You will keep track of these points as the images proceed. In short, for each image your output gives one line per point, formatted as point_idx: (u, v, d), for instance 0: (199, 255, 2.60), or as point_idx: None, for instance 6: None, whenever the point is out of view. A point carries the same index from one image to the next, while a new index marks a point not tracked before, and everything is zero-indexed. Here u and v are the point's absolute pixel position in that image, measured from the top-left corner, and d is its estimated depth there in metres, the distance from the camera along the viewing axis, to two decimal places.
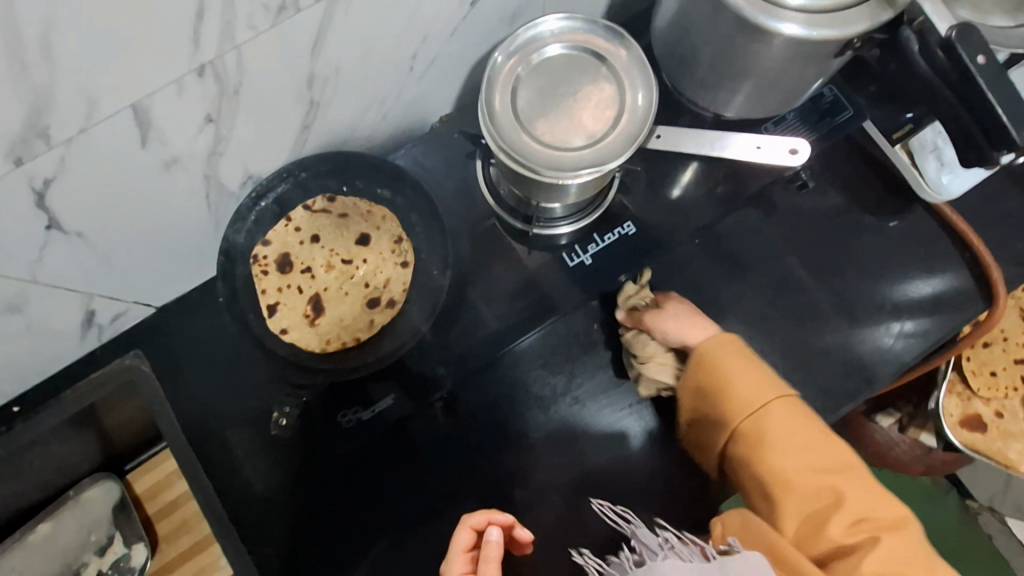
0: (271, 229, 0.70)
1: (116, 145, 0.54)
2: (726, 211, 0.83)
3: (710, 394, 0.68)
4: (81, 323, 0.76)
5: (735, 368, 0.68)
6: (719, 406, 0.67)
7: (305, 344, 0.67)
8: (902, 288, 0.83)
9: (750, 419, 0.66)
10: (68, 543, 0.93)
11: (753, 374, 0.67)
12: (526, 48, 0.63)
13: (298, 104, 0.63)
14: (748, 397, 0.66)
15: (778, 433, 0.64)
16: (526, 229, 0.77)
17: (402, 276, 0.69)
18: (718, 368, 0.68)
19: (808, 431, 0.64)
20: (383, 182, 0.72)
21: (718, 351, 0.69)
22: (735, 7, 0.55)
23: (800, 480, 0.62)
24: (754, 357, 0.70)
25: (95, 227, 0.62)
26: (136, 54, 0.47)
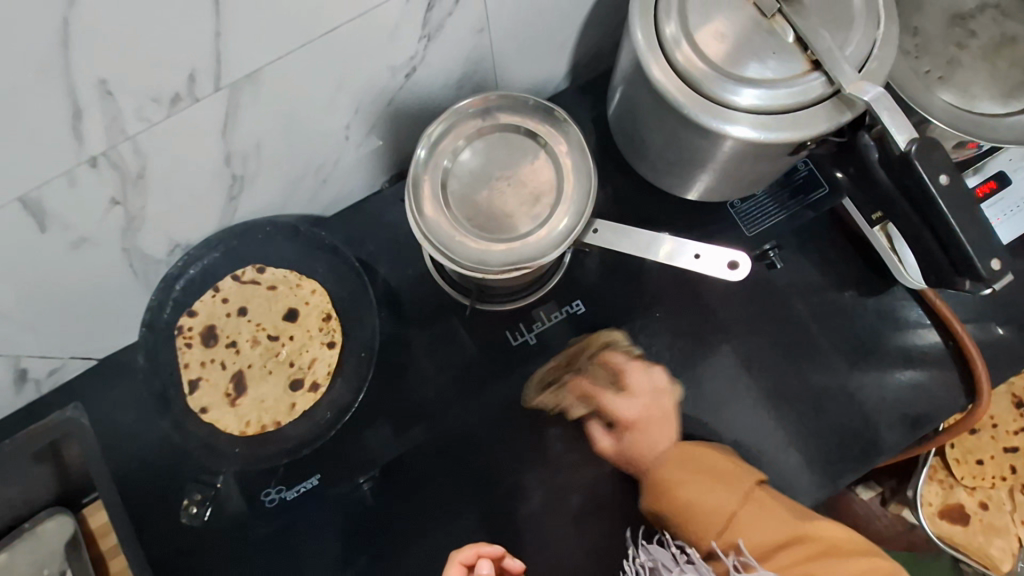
0: (198, 299, 0.68)
1: (11, 231, 0.51)
2: (690, 286, 0.78)
3: (677, 518, 0.64)
4: (12, 380, 0.72)
5: (694, 485, 0.64)
6: (688, 530, 0.63)
7: (224, 425, 0.65)
8: (877, 376, 0.77)
9: (721, 531, 0.61)
10: None
11: (709, 483, 0.64)
12: (457, 128, 0.59)
13: (219, 179, 0.60)
14: (713, 508, 0.63)
15: (755, 534, 0.60)
16: (470, 305, 0.73)
17: (328, 356, 0.66)
18: (679, 487, 0.65)
19: (777, 516, 0.60)
20: (321, 253, 0.69)
21: (674, 465, 0.67)
22: (676, 105, 0.51)
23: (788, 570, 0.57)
24: (711, 450, 0.68)
25: (7, 301, 0.59)
26: (13, 153, 0.44)
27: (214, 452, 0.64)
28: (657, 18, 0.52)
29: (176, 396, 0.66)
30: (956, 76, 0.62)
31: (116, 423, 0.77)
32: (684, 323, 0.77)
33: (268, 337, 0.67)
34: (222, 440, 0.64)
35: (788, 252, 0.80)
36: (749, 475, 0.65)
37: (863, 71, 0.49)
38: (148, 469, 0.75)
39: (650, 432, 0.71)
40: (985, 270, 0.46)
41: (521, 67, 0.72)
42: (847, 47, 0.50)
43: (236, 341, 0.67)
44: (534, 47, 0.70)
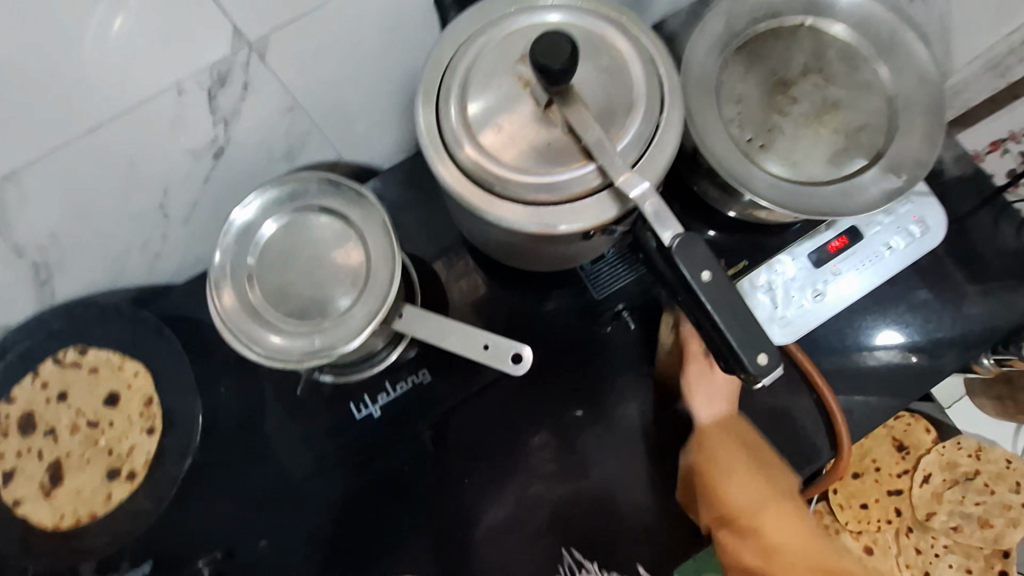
0: (18, 385, 0.65)
1: None
2: (547, 335, 0.72)
3: (692, 457, 0.65)
4: None
5: (729, 449, 0.64)
6: (701, 459, 0.64)
7: (37, 519, 0.62)
8: None
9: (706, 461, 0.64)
10: None
11: (745, 458, 0.64)
12: (265, 211, 0.58)
13: (16, 267, 0.58)
14: (727, 456, 0.64)
15: (737, 480, 0.62)
16: (306, 378, 0.68)
17: (146, 444, 0.63)
18: (718, 447, 0.64)
19: (766, 470, 0.64)
20: (140, 332, 0.66)
21: (721, 432, 0.65)
22: (454, 194, 0.49)
23: (803, 536, 0.61)
24: (755, 438, 0.66)
25: None
26: None
27: (28, 546, 0.62)
28: (438, 104, 0.51)
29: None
30: (777, 144, 0.62)
31: None
32: None
33: (87, 423, 0.64)
34: (35, 535, 0.62)
35: None
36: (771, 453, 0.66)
37: (638, 162, 0.49)
38: None
39: (707, 393, 0.67)
40: (752, 365, 0.44)
41: (362, 137, 0.71)
42: (623, 136, 0.49)
43: (55, 429, 0.64)
44: (369, 117, 0.69)
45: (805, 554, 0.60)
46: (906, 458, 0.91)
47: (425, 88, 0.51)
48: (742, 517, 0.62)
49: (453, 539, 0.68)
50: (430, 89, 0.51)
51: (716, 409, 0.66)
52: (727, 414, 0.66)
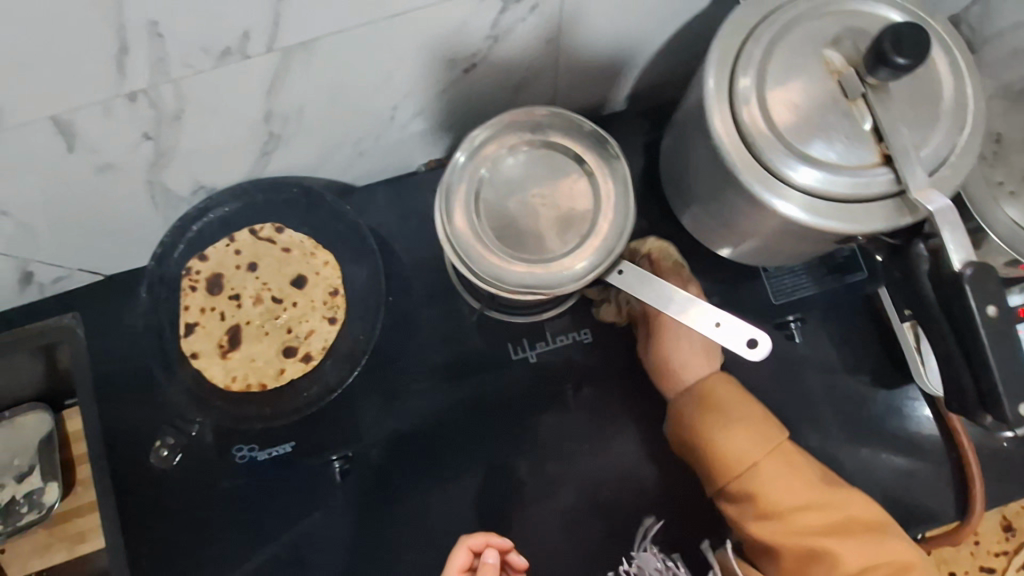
0: (212, 246, 0.67)
1: (38, 149, 0.50)
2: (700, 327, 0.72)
3: (699, 455, 0.64)
4: (18, 280, 0.74)
5: (721, 416, 0.64)
6: (707, 465, 0.63)
7: (209, 375, 0.64)
8: (881, 459, 0.72)
9: (739, 479, 0.61)
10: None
11: (742, 428, 0.62)
12: (504, 135, 0.57)
13: (255, 135, 0.59)
14: (738, 452, 0.62)
15: (775, 488, 0.60)
16: (480, 310, 0.71)
17: (326, 331, 0.64)
18: (710, 404, 0.64)
19: (800, 478, 0.60)
20: (335, 224, 0.68)
21: (713, 394, 0.65)
22: (730, 164, 0.48)
23: (795, 487, 0.60)
24: (738, 393, 0.65)
25: (22, 208, 0.59)
26: (50, 71, 0.43)
27: (195, 398, 0.64)
28: (732, 70, 0.49)
29: (172, 338, 0.66)
30: None
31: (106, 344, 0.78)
32: None
33: (272, 298, 0.66)
34: (206, 391, 0.64)
35: (813, 325, 0.75)
36: (778, 428, 0.63)
37: (932, 178, 0.47)
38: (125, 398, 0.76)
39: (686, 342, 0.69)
40: (1012, 413, 0.44)
41: (583, 85, 0.70)
42: (924, 148, 0.47)
43: (239, 295, 0.66)
44: (599, 67, 0.68)
45: (810, 506, 0.59)
46: (1010, 539, 0.89)
47: (722, 50, 0.50)
48: (783, 540, 0.58)
49: (511, 484, 0.70)
50: (727, 53, 0.50)
51: (696, 365, 0.68)
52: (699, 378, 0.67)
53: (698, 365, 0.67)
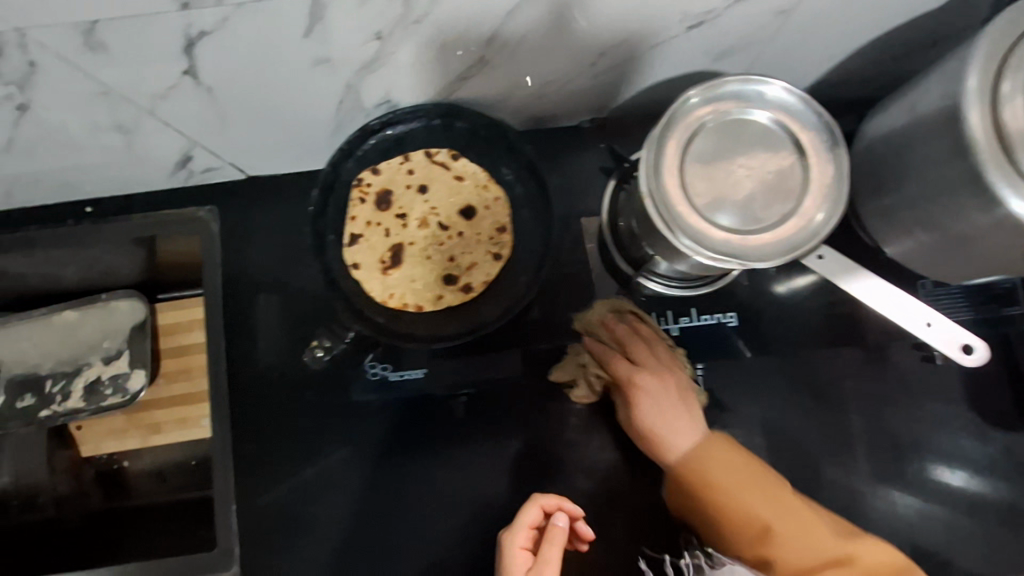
0: (385, 161, 0.67)
1: (280, 28, 0.50)
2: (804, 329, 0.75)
3: (711, 517, 0.63)
4: (175, 162, 0.75)
5: (732, 479, 0.63)
6: (722, 526, 0.62)
7: (367, 287, 0.64)
8: (988, 495, 0.72)
9: (758, 548, 0.61)
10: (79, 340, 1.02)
11: (740, 476, 0.63)
12: (727, 100, 0.57)
13: (466, 56, 0.59)
14: (752, 514, 0.61)
15: (797, 556, 0.59)
16: (634, 275, 0.71)
17: (489, 267, 0.64)
18: (710, 467, 0.64)
19: (792, 519, 0.61)
20: (508, 161, 0.67)
21: (706, 453, 0.64)
22: (979, 161, 0.48)
23: (808, 536, 0.60)
24: (735, 453, 0.65)
25: (225, 89, 0.59)
26: None
27: (346, 306, 0.64)
28: (998, 69, 0.48)
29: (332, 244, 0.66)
30: None
31: (243, 242, 0.80)
32: (808, 377, 0.75)
33: (439, 224, 0.66)
34: (359, 303, 0.65)
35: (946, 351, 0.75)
36: (772, 476, 0.64)
37: None
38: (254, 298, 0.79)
39: (660, 392, 0.67)
40: None
41: (777, 68, 0.69)
42: None
43: (406, 216, 0.66)
44: (802, 53, 0.67)
45: (834, 561, 0.58)
46: None
47: (990, 47, 0.49)
48: None
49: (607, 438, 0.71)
50: (992, 53, 0.49)
51: (683, 436, 0.65)
52: (709, 439, 0.65)
53: (665, 420, 0.66)
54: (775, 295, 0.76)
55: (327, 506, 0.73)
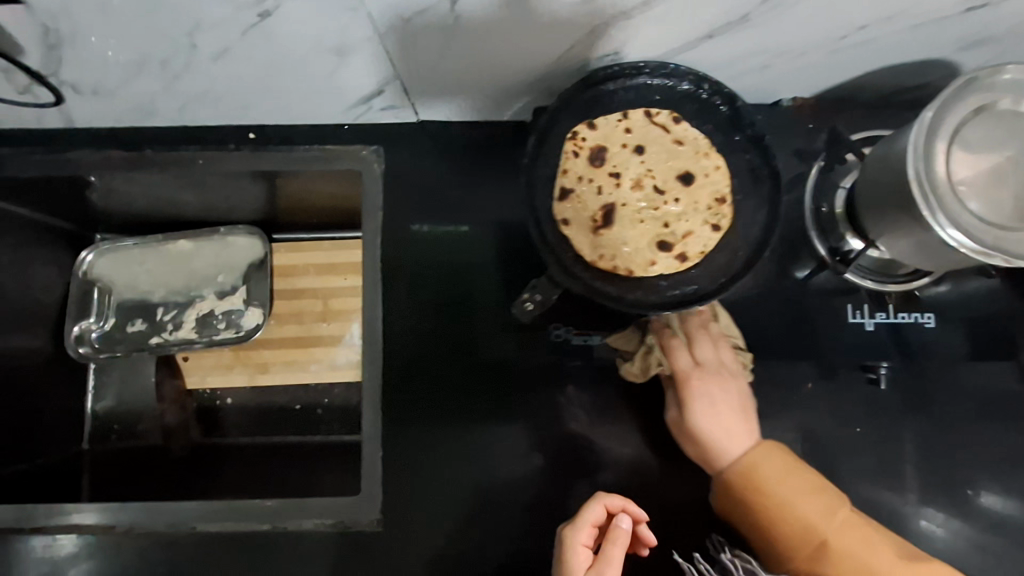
0: (601, 116, 0.64)
1: None
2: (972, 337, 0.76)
3: (761, 522, 0.64)
4: (362, 96, 0.72)
5: (784, 485, 0.64)
6: (773, 533, 0.63)
7: (577, 245, 0.62)
8: None
9: (812, 555, 0.62)
10: (195, 271, 1.06)
11: (807, 493, 0.63)
12: (1005, 90, 0.55)
13: (731, 14, 0.56)
14: (806, 521, 0.62)
15: (860, 564, 0.60)
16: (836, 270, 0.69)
17: (708, 237, 0.62)
18: (765, 475, 0.65)
19: (875, 547, 0.61)
20: (733, 131, 0.64)
21: (763, 462, 0.65)
22: None
23: (855, 537, 0.61)
24: (791, 461, 0.66)
25: (471, 21, 0.57)
26: None
27: (553, 260, 0.62)
28: None
29: (543, 197, 0.63)
30: None
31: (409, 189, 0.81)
32: (967, 380, 0.76)
33: (654, 188, 0.63)
34: (569, 260, 0.62)
35: None
36: (835, 491, 0.65)
37: None
38: (416, 247, 0.81)
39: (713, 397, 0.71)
40: None
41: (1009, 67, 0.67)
42: None
43: (620, 175, 0.64)
44: None
45: None
46: None
47: None
48: None
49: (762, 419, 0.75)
50: None
51: (738, 425, 0.69)
52: (760, 445, 0.67)
53: (725, 440, 0.68)
54: (943, 297, 0.77)
55: (461, 450, 0.78)
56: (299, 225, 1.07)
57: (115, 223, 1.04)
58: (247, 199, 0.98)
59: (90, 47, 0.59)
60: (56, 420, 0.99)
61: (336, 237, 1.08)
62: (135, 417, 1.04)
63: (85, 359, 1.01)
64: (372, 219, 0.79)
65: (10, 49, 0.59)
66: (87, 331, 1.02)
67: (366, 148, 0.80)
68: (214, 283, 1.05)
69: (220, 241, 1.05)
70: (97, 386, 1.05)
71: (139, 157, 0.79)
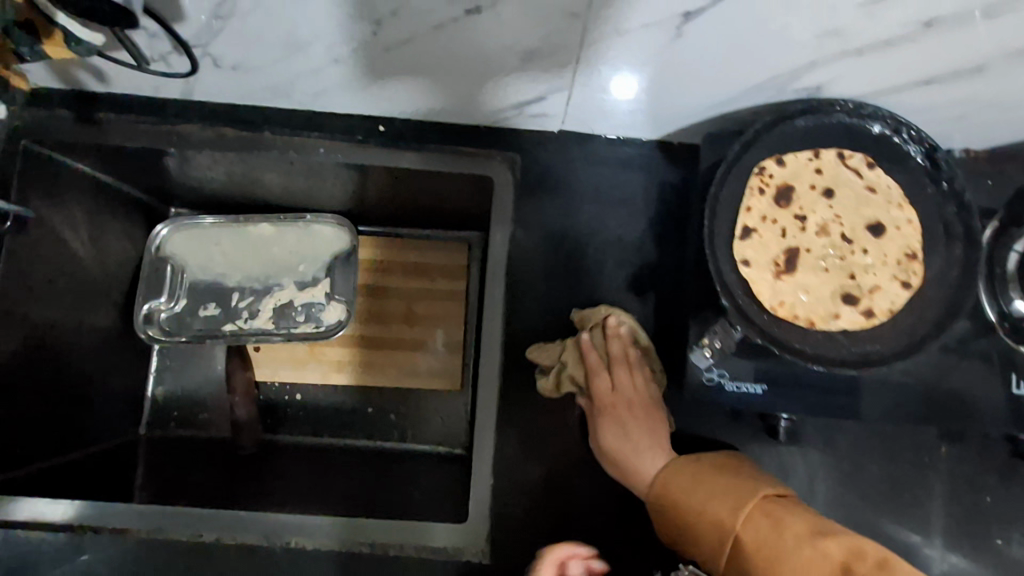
0: (790, 152, 0.60)
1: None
2: None
3: (683, 535, 0.62)
4: (517, 101, 0.68)
5: (682, 485, 0.63)
6: (693, 545, 0.61)
7: (756, 289, 0.58)
8: None
9: (729, 552, 0.58)
10: (273, 257, 1.00)
11: (709, 491, 0.61)
12: None
13: (966, 64, 0.53)
14: (714, 518, 0.59)
15: (768, 549, 0.54)
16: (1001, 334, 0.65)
17: (896, 294, 0.58)
18: (673, 484, 0.64)
19: (791, 528, 0.54)
20: (928, 181, 0.60)
21: (676, 475, 0.64)
22: None
23: (738, 511, 0.58)
24: (700, 463, 0.65)
25: (686, 41, 0.52)
26: None
27: (731, 302, 0.57)
28: None
29: (722, 232, 0.59)
30: None
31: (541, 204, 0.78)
32: None
33: (841, 235, 0.59)
34: (748, 303, 0.58)
35: None
36: (759, 480, 0.61)
37: None
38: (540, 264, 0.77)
39: (631, 421, 0.69)
40: None
41: None
42: None
43: (805, 218, 0.60)
44: None
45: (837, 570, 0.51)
46: None
47: None
48: None
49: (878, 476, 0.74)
50: None
51: (625, 441, 0.68)
52: (670, 463, 0.66)
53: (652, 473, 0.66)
54: None
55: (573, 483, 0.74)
56: (388, 220, 1.03)
57: (192, 199, 0.98)
58: (347, 189, 0.93)
59: (262, 20, 0.53)
60: (115, 402, 0.92)
61: (425, 237, 1.04)
62: (196, 405, 0.98)
63: (153, 342, 0.94)
64: (500, 230, 0.75)
65: (172, 16, 0.53)
66: (156, 311, 0.96)
67: (500, 153, 0.76)
68: (294, 273, 1.00)
69: (304, 228, 1.00)
70: (157, 370, 0.99)
71: (255, 138, 0.73)
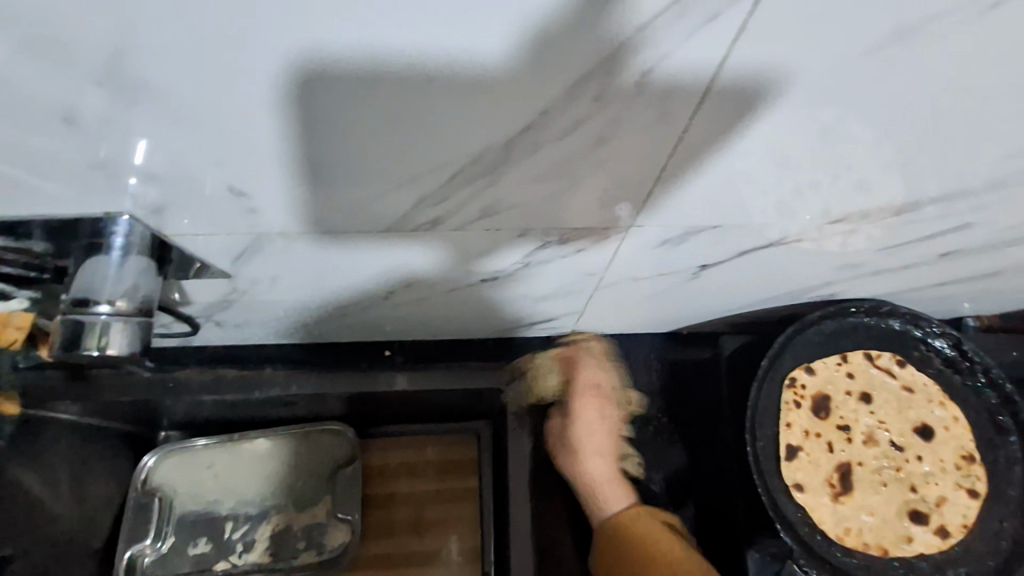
0: (818, 358, 0.58)
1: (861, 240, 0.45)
2: None
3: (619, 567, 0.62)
4: (529, 321, 0.68)
5: (646, 537, 0.62)
6: None
7: (819, 519, 0.54)
8: None
9: None
10: (269, 475, 0.92)
11: (664, 560, 0.60)
12: None
13: (975, 273, 0.53)
14: None
15: None
16: None
17: (966, 504, 0.54)
18: (640, 527, 0.63)
19: None
20: (966, 374, 0.58)
21: (642, 523, 0.63)
22: None
23: None
24: (668, 530, 0.62)
25: (702, 276, 0.52)
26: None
27: (800, 540, 0.52)
28: None
29: (768, 454, 0.55)
30: None
31: None
32: None
33: (891, 443, 0.56)
34: (815, 537, 0.53)
35: None
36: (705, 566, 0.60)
37: None
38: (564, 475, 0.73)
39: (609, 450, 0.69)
40: None
41: None
42: None
43: (850, 428, 0.56)
44: None
45: None
46: None
47: None
48: None
49: None
50: None
51: (600, 444, 0.68)
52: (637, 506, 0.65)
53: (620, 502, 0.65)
54: None
55: None
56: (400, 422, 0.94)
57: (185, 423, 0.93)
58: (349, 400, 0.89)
59: (273, 296, 0.52)
60: None
61: (440, 433, 0.96)
62: None
63: None
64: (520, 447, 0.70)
65: (180, 303, 0.52)
66: (141, 555, 0.86)
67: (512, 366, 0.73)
68: (294, 490, 0.93)
69: (308, 440, 0.93)
70: None
71: (256, 377, 0.70)
